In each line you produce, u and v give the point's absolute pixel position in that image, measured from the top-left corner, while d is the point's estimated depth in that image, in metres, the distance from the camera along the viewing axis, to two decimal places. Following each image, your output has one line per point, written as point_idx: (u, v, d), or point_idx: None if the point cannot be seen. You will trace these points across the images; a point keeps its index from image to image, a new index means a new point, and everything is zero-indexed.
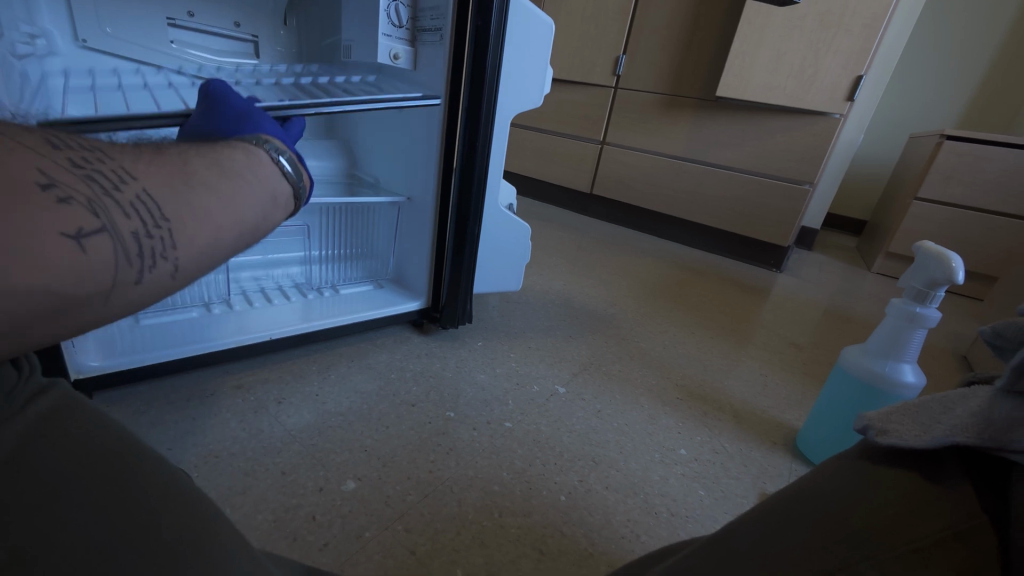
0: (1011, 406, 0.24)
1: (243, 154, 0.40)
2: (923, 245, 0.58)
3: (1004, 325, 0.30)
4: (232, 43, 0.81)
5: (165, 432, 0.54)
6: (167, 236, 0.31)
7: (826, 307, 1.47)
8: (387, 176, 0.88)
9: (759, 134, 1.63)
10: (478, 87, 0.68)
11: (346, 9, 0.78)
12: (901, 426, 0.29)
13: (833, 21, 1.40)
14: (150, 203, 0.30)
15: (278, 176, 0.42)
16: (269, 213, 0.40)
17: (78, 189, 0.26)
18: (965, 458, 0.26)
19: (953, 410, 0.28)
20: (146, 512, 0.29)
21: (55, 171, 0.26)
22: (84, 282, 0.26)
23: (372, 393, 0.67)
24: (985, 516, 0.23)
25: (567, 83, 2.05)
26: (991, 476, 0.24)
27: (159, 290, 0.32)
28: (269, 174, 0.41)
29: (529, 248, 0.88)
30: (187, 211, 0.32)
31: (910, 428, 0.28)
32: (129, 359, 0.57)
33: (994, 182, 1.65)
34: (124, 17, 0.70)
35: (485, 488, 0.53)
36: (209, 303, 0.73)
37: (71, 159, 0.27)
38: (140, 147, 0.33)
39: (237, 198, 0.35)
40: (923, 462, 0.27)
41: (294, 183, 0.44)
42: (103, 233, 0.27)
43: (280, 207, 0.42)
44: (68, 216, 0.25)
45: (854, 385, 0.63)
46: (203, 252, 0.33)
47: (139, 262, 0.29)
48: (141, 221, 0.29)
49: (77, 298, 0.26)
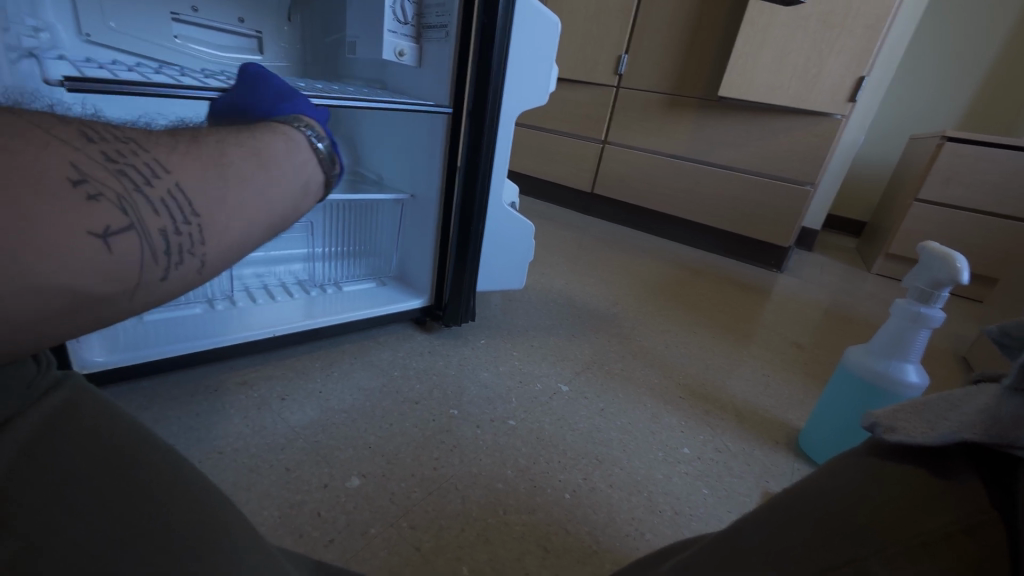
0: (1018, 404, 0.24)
1: (283, 141, 0.39)
2: (926, 247, 0.58)
3: (1011, 324, 0.30)
4: (235, 39, 0.81)
5: (168, 427, 0.54)
6: (196, 232, 0.31)
7: (827, 308, 1.47)
8: (390, 173, 0.88)
9: (761, 134, 1.63)
10: (483, 85, 0.68)
11: (350, 5, 0.77)
12: (909, 423, 0.29)
13: (837, 21, 1.40)
14: (182, 199, 0.30)
15: (312, 166, 0.40)
16: (302, 204, 0.39)
17: (108, 185, 0.26)
18: (973, 456, 0.26)
19: (960, 408, 0.28)
20: (150, 510, 0.29)
21: (89, 165, 0.26)
22: (111, 279, 0.26)
23: (376, 390, 0.67)
24: (994, 513, 0.23)
25: (569, 82, 2.04)
26: (998, 473, 0.25)
27: (185, 283, 0.32)
28: (306, 163, 0.40)
29: (532, 246, 0.88)
30: (219, 207, 0.31)
31: (917, 425, 0.29)
32: (134, 355, 0.57)
33: (995, 184, 1.65)
34: (129, 14, 0.70)
35: (489, 486, 0.53)
36: (213, 300, 0.73)
37: (105, 152, 0.27)
38: (177, 134, 0.32)
39: (269, 193, 0.34)
40: (931, 459, 0.27)
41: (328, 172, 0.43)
42: (132, 231, 0.27)
43: (313, 198, 0.41)
44: (96, 214, 0.25)
45: (856, 385, 0.63)
46: (232, 248, 0.33)
47: (166, 258, 0.30)
48: (171, 218, 0.29)
49: (102, 295, 0.27)
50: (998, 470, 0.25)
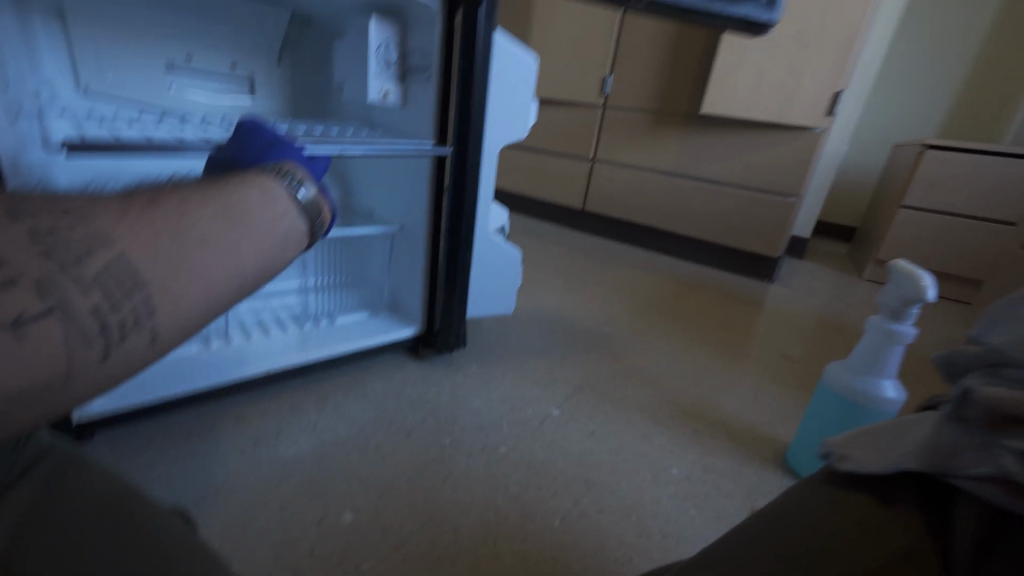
0: (957, 431, 0.26)
1: (259, 192, 0.37)
2: (894, 266, 0.61)
3: (952, 354, 0.32)
4: (227, 84, 0.84)
5: (166, 469, 0.55)
6: (139, 305, 0.30)
7: (818, 317, 1.49)
8: (380, 206, 0.91)
9: (745, 148, 1.67)
10: (465, 123, 0.71)
11: (337, 49, 0.81)
12: (859, 452, 0.31)
13: (810, 40, 1.45)
14: (121, 272, 0.29)
15: (293, 214, 0.39)
16: (287, 253, 0.39)
17: (29, 269, 0.26)
18: (914, 483, 0.28)
19: (905, 438, 0.30)
20: (164, 556, 0.31)
21: (12, 250, 0.26)
22: (35, 367, 0.26)
23: (370, 422, 0.68)
24: (931, 543, 0.25)
25: (557, 103, 2.09)
26: (936, 500, 0.27)
27: (146, 360, 0.31)
28: (286, 213, 0.38)
29: (519, 271, 0.90)
30: (176, 272, 0.31)
31: (867, 455, 0.31)
32: (131, 399, 0.59)
33: (977, 189, 1.69)
34: (126, 66, 0.73)
35: (481, 515, 0.55)
36: (208, 337, 0.75)
37: (33, 233, 0.27)
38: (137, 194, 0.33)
39: (238, 249, 0.34)
40: (878, 487, 0.29)
41: (313, 219, 0.41)
42: (53, 315, 0.26)
43: (296, 246, 0.40)
44: (6, 302, 0.25)
45: (839, 401, 0.64)
46: (186, 315, 0.32)
47: (107, 336, 0.29)
48: (106, 294, 0.29)
49: (31, 386, 0.26)
50: (936, 497, 0.27)
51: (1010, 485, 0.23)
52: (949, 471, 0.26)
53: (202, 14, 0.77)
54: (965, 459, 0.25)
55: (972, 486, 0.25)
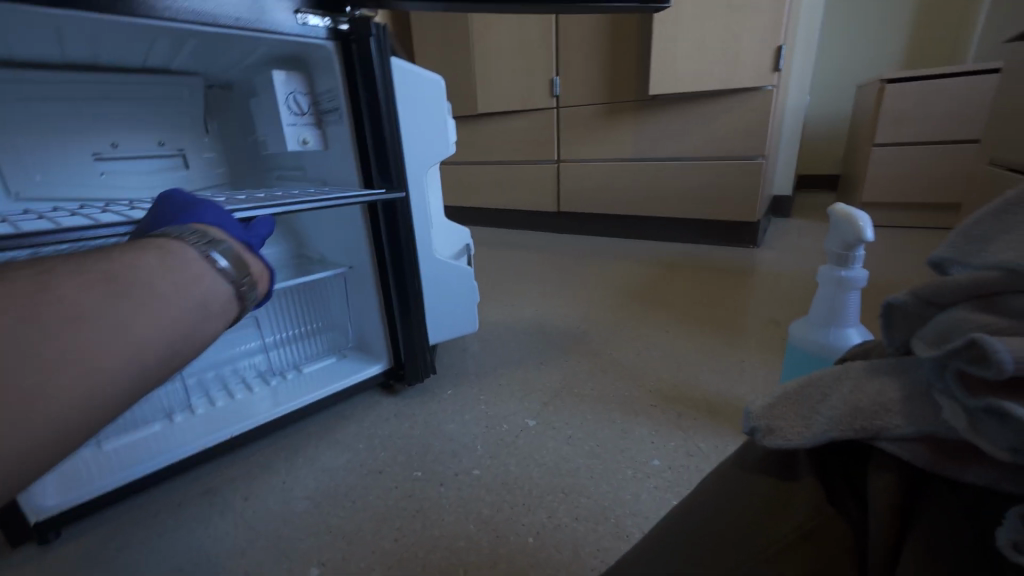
0: (899, 384, 0.23)
1: (160, 254, 0.36)
2: (834, 209, 0.58)
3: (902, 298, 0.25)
4: (158, 161, 0.85)
5: (131, 555, 0.55)
6: None
7: (807, 274, 1.45)
8: (329, 249, 0.91)
9: (701, 120, 1.65)
10: (383, 154, 0.72)
11: (256, 108, 0.82)
12: (782, 415, 0.27)
13: (740, 2, 1.45)
14: None
15: (211, 277, 0.38)
16: (205, 324, 0.37)
17: None
18: (833, 449, 0.26)
19: (828, 396, 0.25)
20: None
21: None
22: None
23: (340, 468, 0.67)
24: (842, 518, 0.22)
25: (512, 113, 2.10)
26: (851, 466, 0.25)
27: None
28: (202, 275, 0.38)
29: (475, 287, 0.91)
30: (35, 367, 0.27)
31: (792, 418, 0.26)
32: (90, 490, 0.58)
33: (945, 113, 1.64)
34: (52, 164, 0.74)
35: (451, 546, 0.53)
36: (172, 413, 0.74)
37: None
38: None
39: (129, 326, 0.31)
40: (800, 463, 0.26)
41: (236, 283, 0.40)
42: None
43: (221, 313, 0.39)
44: None
45: (808, 360, 0.62)
46: (34, 424, 0.27)
47: None
48: None
49: None
50: (851, 461, 0.25)
51: (938, 446, 0.21)
52: (878, 433, 0.23)
53: (120, 99, 0.79)
54: (896, 413, 0.22)
55: (896, 448, 0.22)
